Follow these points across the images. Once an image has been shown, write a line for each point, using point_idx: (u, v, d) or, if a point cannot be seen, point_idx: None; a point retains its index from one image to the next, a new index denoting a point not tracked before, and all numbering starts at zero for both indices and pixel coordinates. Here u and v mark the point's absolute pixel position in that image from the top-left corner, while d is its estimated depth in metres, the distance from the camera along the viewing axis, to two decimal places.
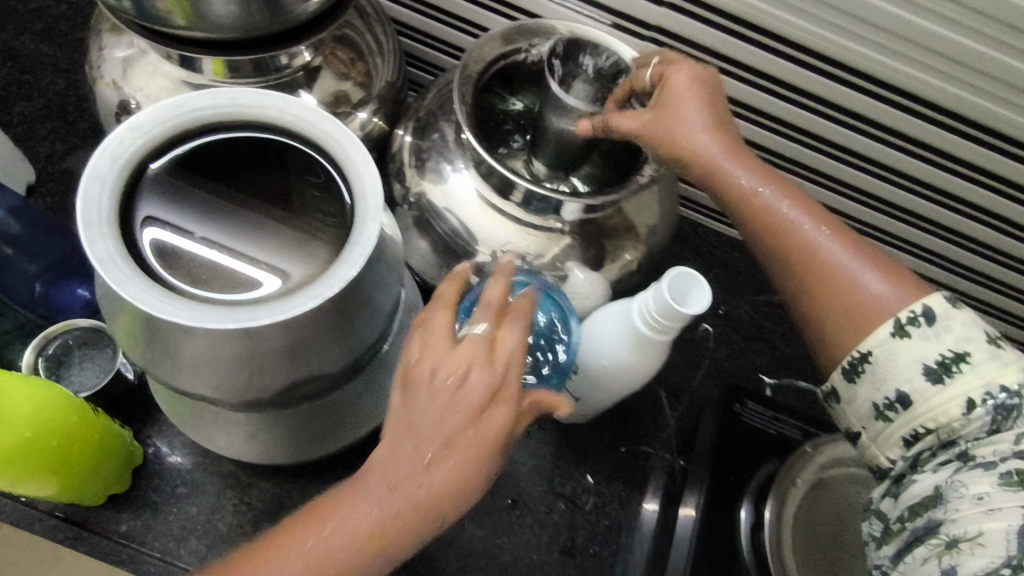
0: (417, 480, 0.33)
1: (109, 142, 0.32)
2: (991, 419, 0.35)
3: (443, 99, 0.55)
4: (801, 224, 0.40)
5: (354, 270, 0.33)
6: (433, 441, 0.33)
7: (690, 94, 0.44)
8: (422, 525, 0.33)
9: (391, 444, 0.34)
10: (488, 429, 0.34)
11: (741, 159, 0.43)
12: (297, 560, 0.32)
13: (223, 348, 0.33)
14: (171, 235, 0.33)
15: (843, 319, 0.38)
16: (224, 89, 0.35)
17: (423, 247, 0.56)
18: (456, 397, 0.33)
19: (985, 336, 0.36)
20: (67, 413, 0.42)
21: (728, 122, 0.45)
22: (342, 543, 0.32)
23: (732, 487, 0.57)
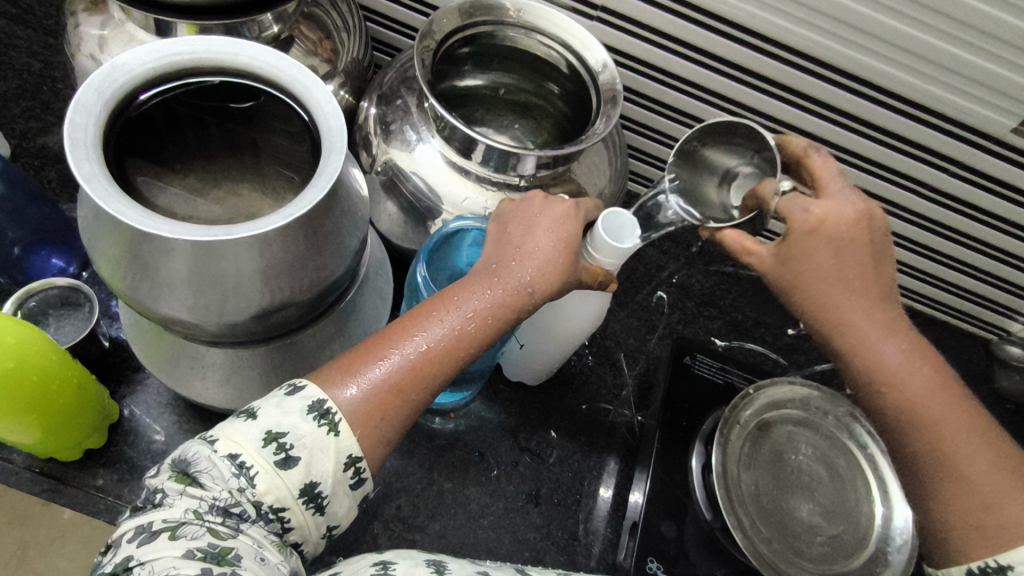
0: (506, 280, 0.43)
1: (96, 77, 0.35)
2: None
3: (404, 72, 0.59)
4: (929, 411, 0.44)
5: (320, 195, 0.36)
6: (533, 245, 0.44)
7: (822, 248, 0.45)
8: (511, 313, 0.43)
9: (494, 258, 0.45)
10: (563, 254, 0.44)
11: (873, 320, 0.46)
12: (436, 332, 0.42)
13: (200, 268, 0.36)
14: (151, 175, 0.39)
15: (978, 504, 0.42)
16: (199, 38, 0.39)
17: (390, 210, 0.59)
18: (550, 219, 0.45)
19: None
20: (47, 353, 0.45)
21: (880, 270, 0.46)
22: (461, 319, 0.42)
23: (684, 431, 0.62)
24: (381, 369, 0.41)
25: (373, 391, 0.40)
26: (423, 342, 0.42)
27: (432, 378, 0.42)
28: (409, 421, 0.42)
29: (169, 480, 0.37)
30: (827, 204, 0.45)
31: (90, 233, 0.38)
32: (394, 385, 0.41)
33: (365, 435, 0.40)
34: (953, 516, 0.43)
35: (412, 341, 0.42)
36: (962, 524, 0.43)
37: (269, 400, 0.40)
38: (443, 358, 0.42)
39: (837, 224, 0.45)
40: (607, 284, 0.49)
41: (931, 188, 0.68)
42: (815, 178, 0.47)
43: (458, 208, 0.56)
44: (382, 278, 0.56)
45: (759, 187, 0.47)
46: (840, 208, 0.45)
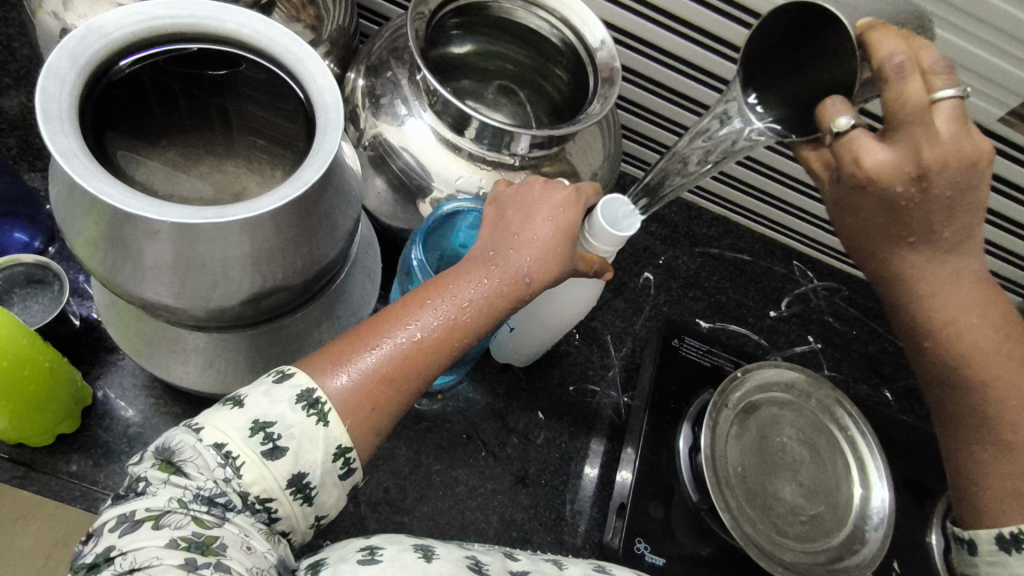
0: (503, 267, 0.40)
1: (69, 41, 0.33)
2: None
3: (394, 43, 0.57)
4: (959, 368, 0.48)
5: (318, 174, 0.34)
6: (532, 231, 0.41)
7: (874, 203, 0.44)
8: (509, 303, 0.41)
9: (489, 243, 0.42)
10: (562, 244, 0.42)
11: (941, 270, 0.46)
12: (431, 320, 0.40)
13: (189, 251, 0.34)
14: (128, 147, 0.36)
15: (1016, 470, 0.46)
16: (181, 1, 0.36)
17: (378, 186, 0.57)
18: (550, 206, 0.42)
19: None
20: (15, 336, 0.42)
21: (963, 214, 0.44)
22: (455, 308, 0.40)
23: (671, 413, 0.62)
24: (374, 358, 0.39)
25: (364, 381, 0.38)
26: (416, 331, 0.39)
27: (426, 368, 0.40)
28: (403, 409, 0.40)
29: (153, 469, 0.36)
30: (885, 155, 0.41)
31: (65, 209, 0.35)
32: (386, 374, 0.39)
33: (357, 427, 0.38)
34: (993, 476, 0.47)
35: (405, 329, 0.39)
36: (1001, 489, 0.46)
37: (257, 387, 0.38)
38: (438, 348, 0.40)
39: (892, 179, 0.42)
40: (603, 272, 0.47)
41: None
42: (889, 104, 0.40)
43: (450, 186, 0.55)
44: (371, 258, 0.54)
45: (817, 112, 0.41)
46: (896, 163, 0.41)
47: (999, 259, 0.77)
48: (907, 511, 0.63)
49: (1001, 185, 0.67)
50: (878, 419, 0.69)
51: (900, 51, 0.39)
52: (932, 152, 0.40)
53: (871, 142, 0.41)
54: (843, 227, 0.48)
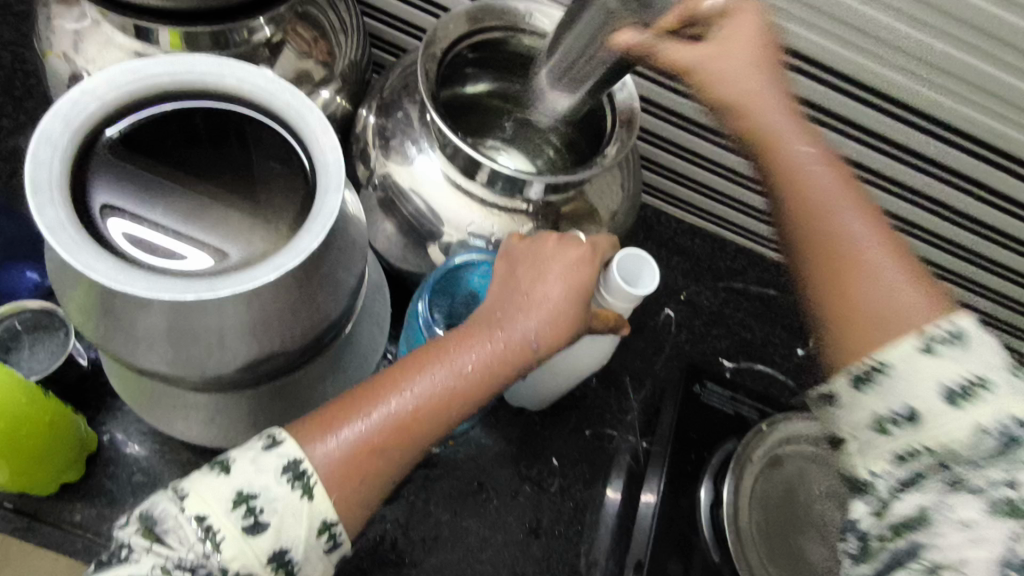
0: (504, 332, 0.38)
1: (62, 105, 0.32)
2: (1002, 451, 0.30)
3: (407, 79, 0.55)
4: (858, 243, 0.36)
5: (316, 242, 0.33)
6: (542, 293, 0.39)
7: (743, 75, 0.40)
8: (510, 370, 0.38)
9: (495, 304, 0.40)
10: (571, 308, 0.39)
11: (762, 89, 0.40)
12: (427, 386, 0.38)
13: (179, 320, 0.32)
14: (118, 202, 0.33)
15: (870, 325, 0.34)
16: (180, 58, 0.35)
17: (388, 229, 0.55)
18: (562, 265, 0.40)
19: (1006, 366, 0.31)
20: (13, 395, 0.41)
21: (770, 59, 0.40)
22: (454, 375, 0.38)
23: (692, 466, 0.59)
24: (366, 426, 0.37)
25: (353, 450, 0.36)
26: (411, 397, 0.37)
27: (419, 437, 0.38)
28: (393, 480, 0.38)
29: (136, 535, 0.34)
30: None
31: (57, 274, 0.34)
32: (376, 444, 0.37)
33: (342, 499, 0.36)
34: None
35: (399, 395, 0.37)
36: (854, 336, 0.34)
37: (245, 452, 0.36)
38: (433, 417, 0.38)
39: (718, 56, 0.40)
40: (618, 328, 0.44)
41: (945, 205, 0.66)
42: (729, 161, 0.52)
43: (462, 229, 0.53)
44: (380, 304, 0.53)
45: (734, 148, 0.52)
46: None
47: None
48: None
49: None
50: None
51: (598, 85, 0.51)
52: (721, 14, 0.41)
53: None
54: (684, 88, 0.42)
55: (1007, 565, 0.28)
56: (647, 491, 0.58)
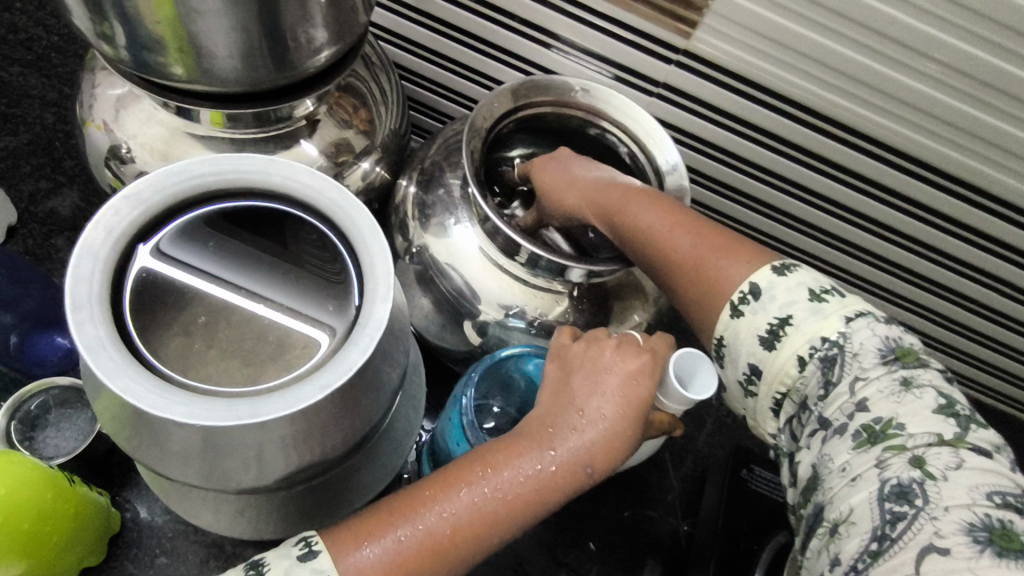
0: (554, 452, 0.35)
1: (105, 213, 0.30)
2: (821, 373, 0.36)
3: (447, 151, 0.54)
4: (689, 250, 0.41)
5: (364, 357, 0.30)
6: (597, 410, 0.36)
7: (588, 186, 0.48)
8: (557, 493, 0.35)
9: (547, 416, 0.37)
10: (628, 426, 0.36)
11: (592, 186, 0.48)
12: (470, 508, 0.35)
13: (220, 439, 0.30)
14: (165, 280, 0.31)
15: (703, 304, 0.40)
16: (226, 156, 0.33)
17: (425, 304, 0.53)
18: (621, 376, 0.37)
19: (809, 296, 0.37)
20: (41, 492, 0.39)
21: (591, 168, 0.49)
22: (500, 498, 0.35)
23: (741, 556, 0.56)
24: (399, 543, 0.34)
25: (384, 572, 0.33)
26: (451, 517, 0.34)
27: (454, 560, 0.34)
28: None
29: None
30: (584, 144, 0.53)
31: (92, 383, 0.32)
32: (410, 569, 0.34)
33: None
34: None
35: (436, 514, 0.34)
36: (703, 321, 0.41)
37: (280, 555, 0.33)
38: (473, 542, 0.34)
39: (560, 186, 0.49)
40: (672, 429, 0.41)
41: (1010, 283, 0.62)
42: None
43: (501, 308, 0.51)
44: (416, 384, 0.51)
45: None
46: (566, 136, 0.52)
47: None
48: None
49: None
50: None
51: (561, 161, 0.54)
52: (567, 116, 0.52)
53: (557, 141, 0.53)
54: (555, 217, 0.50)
55: (881, 499, 0.31)
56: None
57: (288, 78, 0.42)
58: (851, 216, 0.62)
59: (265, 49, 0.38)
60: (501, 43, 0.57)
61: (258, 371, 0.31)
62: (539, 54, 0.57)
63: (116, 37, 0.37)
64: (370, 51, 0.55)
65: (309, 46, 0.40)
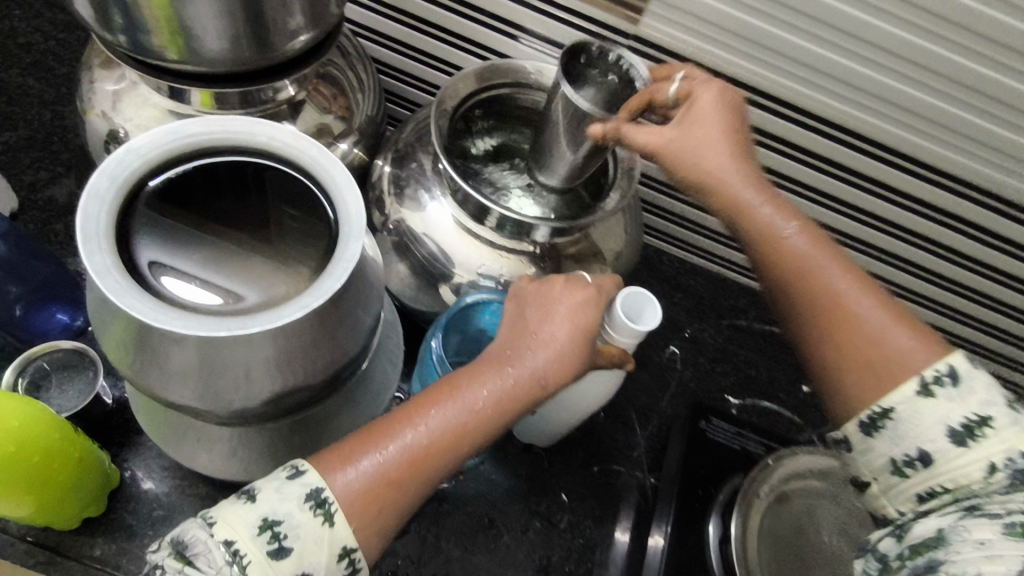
0: (514, 370, 0.40)
1: (109, 164, 0.35)
2: (1009, 483, 0.36)
3: (420, 132, 0.59)
4: (845, 295, 0.42)
5: (339, 284, 0.35)
6: (549, 333, 0.41)
7: (726, 130, 0.46)
8: (518, 407, 0.40)
9: (506, 343, 0.42)
10: (577, 347, 0.41)
11: (750, 172, 0.46)
12: (440, 421, 0.39)
13: (213, 356, 0.35)
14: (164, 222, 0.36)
15: (869, 362, 0.41)
16: (214, 118, 0.38)
17: (402, 271, 0.58)
18: (570, 306, 0.42)
19: (1004, 403, 0.38)
20: (49, 431, 0.43)
21: (745, 147, 0.46)
22: (467, 412, 0.39)
23: (699, 502, 0.60)
24: (381, 458, 0.39)
25: (373, 480, 0.38)
26: (427, 432, 0.39)
27: (431, 470, 0.39)
28: (407, 513, 0.40)
29: (167, 558, 0.36)
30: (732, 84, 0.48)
31: (98, 315, 0.37)
32: (393, 478, 0.38)
33: (362, 527, 0.38)
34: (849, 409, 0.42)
35: (414, 429, 0.39)
36: (857, 375, 0.41)
37: (270, 481, 0.38)
38: (445, 453, 0.39)
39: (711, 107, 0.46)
40: (622, 364, 0.46)
41: (944, 246, 0.67)
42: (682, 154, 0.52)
43: (471, 270, 0.55)
44: (394, 342, 0.55)
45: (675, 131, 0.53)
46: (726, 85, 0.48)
47: None
48: None
49: None
50: None
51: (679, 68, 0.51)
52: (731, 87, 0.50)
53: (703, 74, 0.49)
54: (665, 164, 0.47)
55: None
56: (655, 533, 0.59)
57: (272, 59, 0.47)
58: (796, 187, 0.67)
59: (249, 32, 0.43)
60: (468, 34, 0.63)
61: (246, 298, 0.36)
62: (502, 44, 0.63)
63: (116, 22, 0.42)
64: (347, 43, 0.60)
65: (288, 30, 0.45)
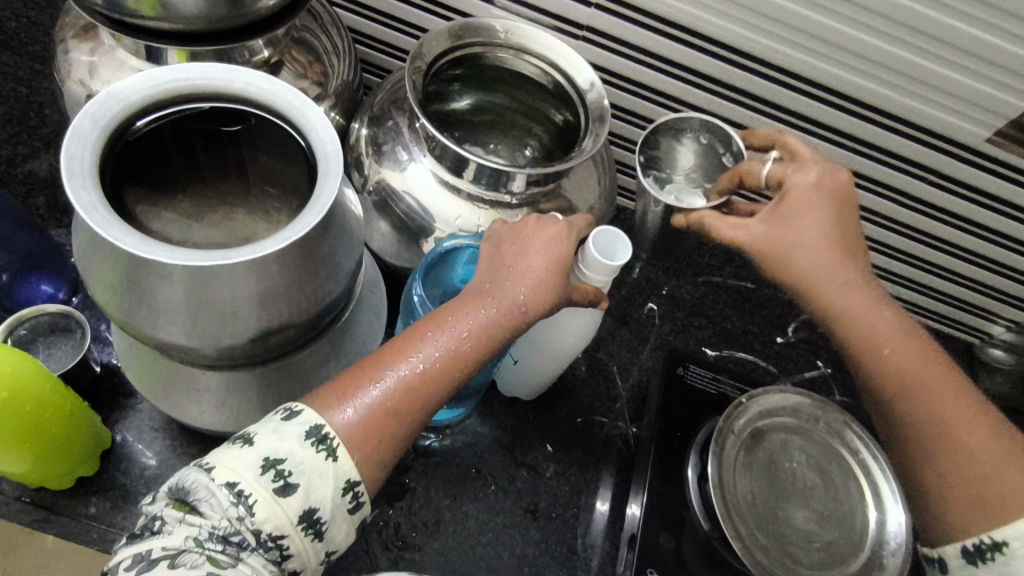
0: (495, 299, 0.43)
1: (92, 107, 0.37)
2: None
3: (395, 94, 0.60)
4: (956, 426, 0.50)
5: (317, 217, 0.37)
6: (526, 265, 0.43)
7: (817, 227, 0.50)
8: (504, 337, 0.43)
9: (485, 277, 0.44)
10: (553, 276, 0.44)
11: (848, 279, 0.51)
12: (431, 352, 0.41)
13: (199, 291, 0.36)
14: (143, 169, 0.40)
15: (971, 471, 0.48)
16: (193, 66, 0.40)
17: (384, 229, 0.59)
18: (543, 239, 0.45)
19: None
20: (40, 383, 0.44)
21: (845, 247, 0.51)
22: (455, 339, 0.42)
23: (678, 441, 0.63)
24: (378, 391, 0.40)
25: (371, 412, 0.40)
26: (418, 362, 0.41)
27: (426, 401, 0.42)
28: (404, 445, 0.42)
29: (167, 508, 0.37)
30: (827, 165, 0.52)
31: (86, 259, 0.38)
32: (389, 408, 0.40)
33: (364, 457, 0.39)
34: (941, 483, 0.49)
35: (407, 362, 0.41)
36: (963, 492, 0.48)
37: (265, 425, 0.39)
38: (437, 381, 0.41)
39: (813, 192, 0.51)
40: (597, 302, 0.48)
41: (910, 196, 0.69)
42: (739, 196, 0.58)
43: (450, 224, 0.57)
44: (377, 297, 0.56)
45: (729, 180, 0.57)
46: (835, 170, 0.52)
47: (1006, 279, 0.75)
48: None
49: (996, 204, 0.67)
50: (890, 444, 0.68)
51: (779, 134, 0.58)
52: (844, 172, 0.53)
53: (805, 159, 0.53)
54: (753, 255, 0.53)
55: None
56: (632, 505, 0.60)
57: (244, 17, 0.48)
58: None
59: None
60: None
61: None
62: (473, 6, 0.64)
63: None
64: (319, 9, 0.61)
65: None
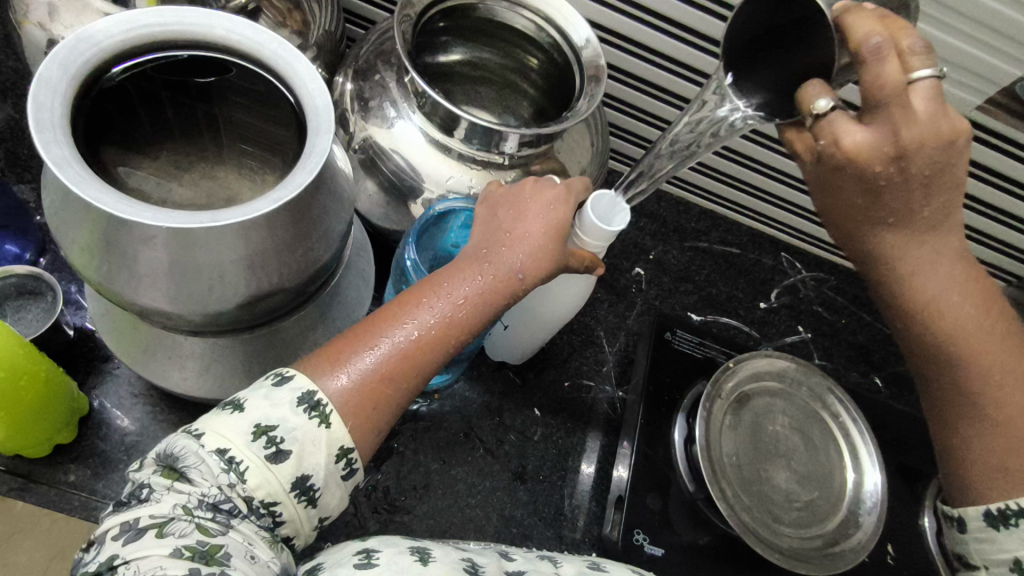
0: (492, 264, 0.42)
1: (60, 52, 0.34)
2: None
3: (382, 45, 0.57)
4: (998, 403, 0.46)
5: (309, 177, 0.35)
6: (524, 231, 0.43)
7: (855, 184, 0.44)
8: (503, 301, 0.42)
9: (482, 241, 0.43)
10: (554, 243, 0.43)
11: (923, 239, 0.46)
12: (427, 318, 0.41)
13: (184, 256, 0.34)
14: (115, 121, 0.37)
15: (1000, 442, 0.46)
16: (169, 10, 0.37)
17: (371, 189, 0.57)
18: (541, 205, 0.44)
19: None
20: (9, 346, 0.42)
21: (918, 209, 0.44)
22: (451, 305, 0.41)
23: (665, 406, 0.63)
24: (373, 358, 0.40)
25: (363, 380, 0.39)
26: (413, 329, 0.40)
27: (421, 368, 0.41)
28: (405, 401, 0.41)
29: (155, 475, 0.36)
30: (862, 136, 0.42)
31: (58, 217, 0.36)
32: (384, 374, 0.40)
33: (359, 424, 0.39)
34: (978, 457, 0.46)
35: (403, 328, 0.40)
36: (985, 465, 0.46)
37: (256, 391, 0.38)
38: (433, 346, 0.41)
39: (874, 151, 0.42)
40: (593, 268, 0.47)
41: None
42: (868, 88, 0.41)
43: (440, 185, 0.55)
44: (365, 261, 0.55)
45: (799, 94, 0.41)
46: (873, 144, 0.42)
47: (986, 249, 0.77)
48: (898, 496, 0.64)
49: (984, 173, 0.67)
50: (868, 407, 0.70)
51: (878, 32, 0.39)
52: (911, 132, 0.41)
53: (849, 121, 0.42)
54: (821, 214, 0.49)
55: None
56: (617, 469, 0.60)
57: None
58: None
59: None
60: None
61: None
62: None
63: None
64: None
65: None
